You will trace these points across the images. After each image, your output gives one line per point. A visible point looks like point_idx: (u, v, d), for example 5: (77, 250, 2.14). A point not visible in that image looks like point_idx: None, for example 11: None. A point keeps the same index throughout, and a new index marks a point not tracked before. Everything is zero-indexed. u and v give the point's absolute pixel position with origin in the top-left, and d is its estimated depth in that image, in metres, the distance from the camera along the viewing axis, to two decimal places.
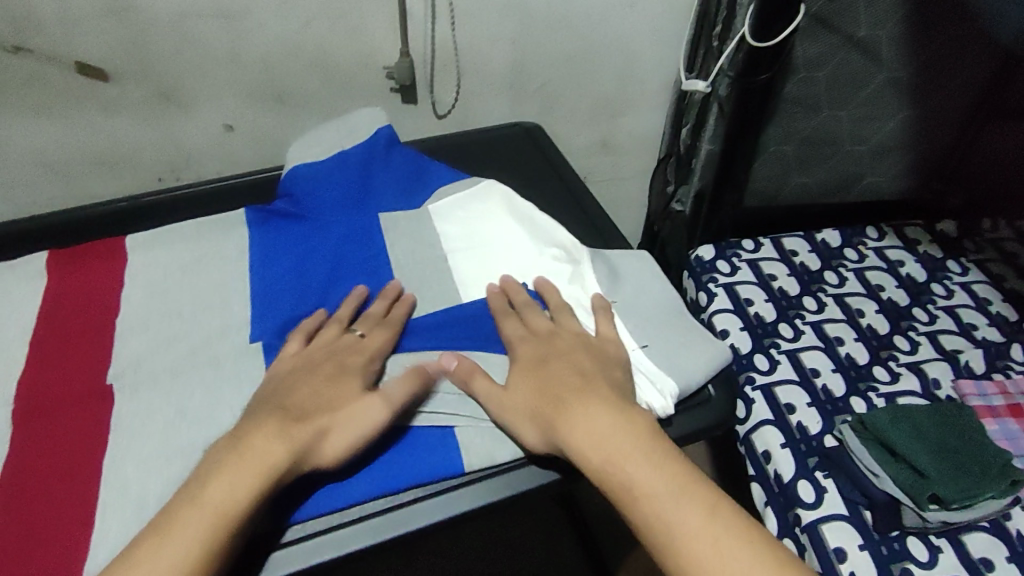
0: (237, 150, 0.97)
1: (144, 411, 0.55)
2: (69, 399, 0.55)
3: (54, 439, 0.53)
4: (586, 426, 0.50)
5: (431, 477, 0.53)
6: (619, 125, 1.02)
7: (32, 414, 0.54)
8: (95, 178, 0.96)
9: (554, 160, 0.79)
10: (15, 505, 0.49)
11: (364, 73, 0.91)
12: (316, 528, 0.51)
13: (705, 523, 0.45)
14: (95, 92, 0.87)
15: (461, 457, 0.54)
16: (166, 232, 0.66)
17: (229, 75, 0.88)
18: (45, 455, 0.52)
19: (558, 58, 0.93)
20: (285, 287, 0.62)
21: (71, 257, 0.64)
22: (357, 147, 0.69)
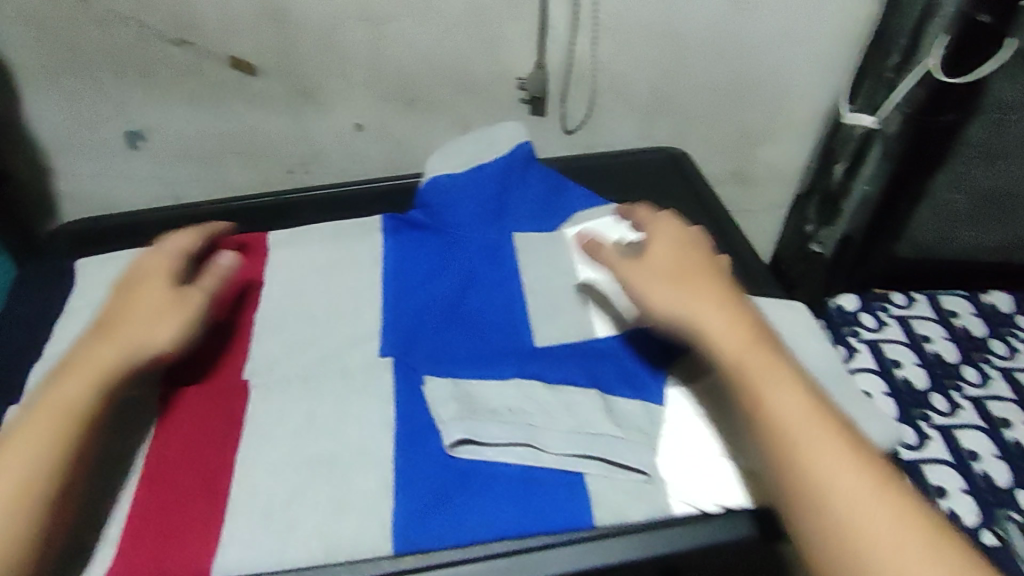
0: (365, 149, 0.98)
1: (277, 413, 0.55)
2: (205, 394, 0.57)
3: (190, 429, 0.54)
4: (718, 330, 0.50)
5: (557, 528, 0.50)
6: (756, 153, 0.96)
7: (171, 404, 0.56)
8: (233, 165, 1.01)
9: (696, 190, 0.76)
10: (149, 495, 0.50)
11: (498, 82, 0.89)
12: (432, 562, 0.48)
13: (848, 464, 0.44)
14: (244, 85, 0.91)
15: (591, 513, 0.50)
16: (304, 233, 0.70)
17: (367, 76, 0.90)
18: (180, 447, 0.53)
19: (699, 80, 0.88)
20: (416, 296, 0.63)
21: (217, 249, 0.68)
22: (495, 159, 0.69)
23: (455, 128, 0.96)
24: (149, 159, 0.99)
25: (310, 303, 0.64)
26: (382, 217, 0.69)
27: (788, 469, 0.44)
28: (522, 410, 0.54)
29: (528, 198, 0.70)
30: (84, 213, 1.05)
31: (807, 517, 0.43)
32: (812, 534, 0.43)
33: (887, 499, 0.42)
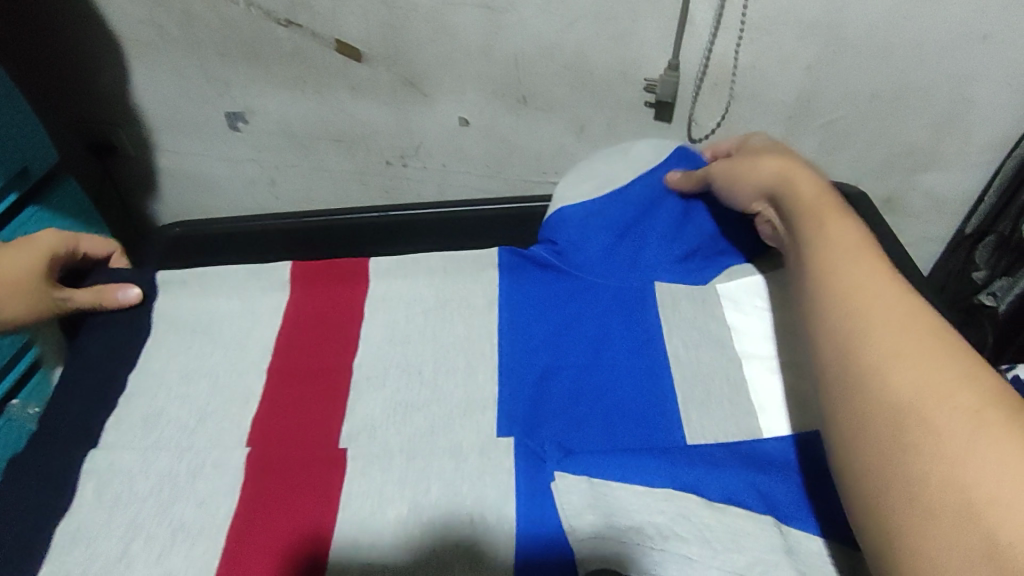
0: (467, 145, 0.91)
1: (376, 494, 0.51)
2: (298, 459, 0.54)
3: (281, 498, 0.51)
4: (829, 241, 0.45)
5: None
6: (918, 181, 0.82)
7: (264, 467, 0.53)
8: (329, 153, 0.96)
9: None
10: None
11: (622, 82, 0.79)
12: None
13: (944, 382, 0.34)
14: (348, 71, 0.85)
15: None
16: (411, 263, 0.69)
17: (478, 69, 0.82)
18: (269, 520, 0.50)
19: (863, 93, 0.74)
20: (551, 349, 0.62)
21: (321, 274, 0.69)
22: (638, 183, 0.66)
23: (569, 130, 0.87)
24: (249, 141, 0.96)
25: (418, 362, 0.62)
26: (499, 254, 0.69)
27: (852, 392, 0.37)
28: (676, 535, 0.46)
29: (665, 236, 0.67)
30: (182, 191, 1.04)
31: (868, 443, 0.36)
32: (880, 468, 0.35)
33: (978, 421, 0.32)
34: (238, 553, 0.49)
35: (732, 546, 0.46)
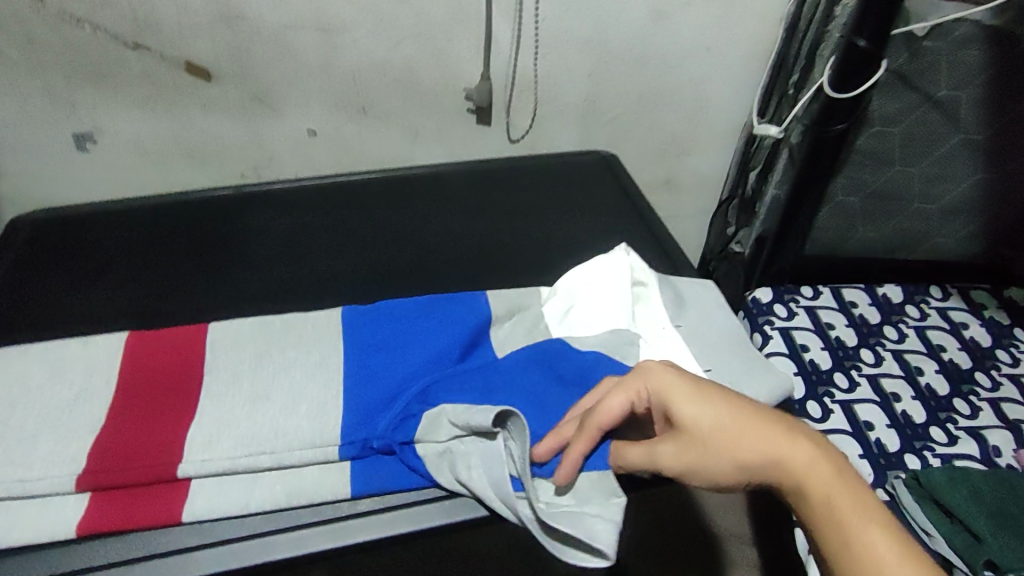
0: (318, 154, 1.01)
1: (229, 378, 0.56)
2: (159, 357, 0.56)
3: (148, 398, 0.54)
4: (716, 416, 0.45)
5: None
6: (684, 163, 1.05)
7: (139, 351, 0.57)
8: (184, 168, 1.00)
9: (621, 183, 0.78)
10: (101, 451, 0.50)
11: (445, 92, 0.94)
12: (390, 504, 0.50)
13: (819, 460, 0.43)
14: (198, 89, 0.91)
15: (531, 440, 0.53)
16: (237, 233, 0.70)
17: (321, 84, 0.93)
18: (146, 399, 0.54)
19: (630, 95, 0.96)
20: (395, 309, 0.60)
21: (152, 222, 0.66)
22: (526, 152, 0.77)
23: (406, 136, 0.99)
24: (97, 162, 0.97)
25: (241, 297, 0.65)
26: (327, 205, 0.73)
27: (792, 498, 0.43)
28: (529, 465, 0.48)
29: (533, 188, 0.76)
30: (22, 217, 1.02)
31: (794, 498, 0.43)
32: None
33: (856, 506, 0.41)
34: (133, 402, 0.53)
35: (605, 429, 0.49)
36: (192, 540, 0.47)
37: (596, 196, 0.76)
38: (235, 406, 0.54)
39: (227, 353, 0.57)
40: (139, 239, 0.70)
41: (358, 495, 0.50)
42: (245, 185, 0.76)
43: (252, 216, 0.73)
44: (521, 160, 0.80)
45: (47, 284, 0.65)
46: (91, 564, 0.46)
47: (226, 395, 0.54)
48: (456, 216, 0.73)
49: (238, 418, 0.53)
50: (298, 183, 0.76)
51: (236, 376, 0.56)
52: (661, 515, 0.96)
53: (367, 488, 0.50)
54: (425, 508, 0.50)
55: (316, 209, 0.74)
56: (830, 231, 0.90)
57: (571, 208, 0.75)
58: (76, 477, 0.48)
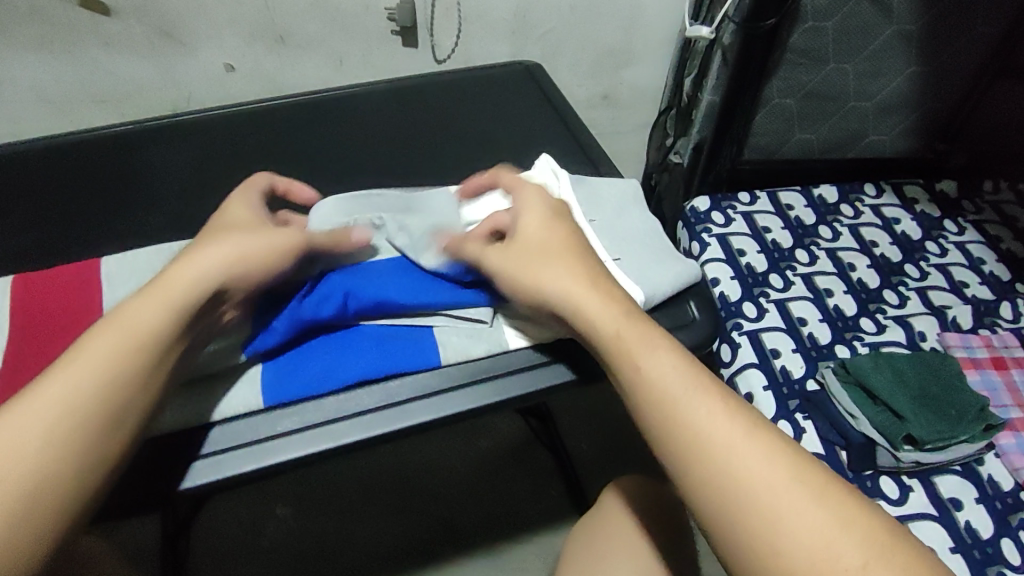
0: (238, 90, 0.94)
1: None
2: (50, 292, 0.49)
3: (42, 337, 0.47)
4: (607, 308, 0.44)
5: (410, 368, 0.47)
6: (621, 76, 1.02)
7: (27, 291, 0.49)
8: (97, 115, 0.91)
9: (548, 90, 0.76)
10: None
11: (366, 13, 0.88)
12: (305, 423, 0.45)
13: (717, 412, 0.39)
14: (97, 27, 0.82)
15: (439, 351, 0.48)
16: (149, 167, 0.64)
17: (232, 13, 0.85)
18: (41, 339, 0.47)
19: (562, 4, 0.91)
20: None
21: (41, 279, 0.50)
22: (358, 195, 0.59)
23: (329, 65, 0.94)
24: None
25: (147, 231, 0.59)
26: (239, 136, 0.68)
27: (697, 465, 0.38)
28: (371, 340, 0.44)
29: (457, 105, 0.73)
30: None
31: (707, 494, 0.37)
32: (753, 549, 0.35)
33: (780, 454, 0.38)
34: (28, 348, 0.46)
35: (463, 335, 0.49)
36: None
37: (525, 109, 0.73)
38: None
39: (127, 278, 0.51)
40: (33, 185, 0.62)
41: (272, 405, 0.45)
42: (148, 117, 0.68)
43: (163, 147, 0.66)
44: (440, 75, 0.77)
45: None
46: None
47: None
48: (375, 137, 0.69)
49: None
50: (205, 113, 0.70)
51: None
52: (614, 426, 0.99)
53: (280, 400, 0.45)
54: (345, 423, 0.45)
55: (229, 137, 0.68)
56: (768, 135, 0.89)
57: (498, 120, 0.72)
58: None
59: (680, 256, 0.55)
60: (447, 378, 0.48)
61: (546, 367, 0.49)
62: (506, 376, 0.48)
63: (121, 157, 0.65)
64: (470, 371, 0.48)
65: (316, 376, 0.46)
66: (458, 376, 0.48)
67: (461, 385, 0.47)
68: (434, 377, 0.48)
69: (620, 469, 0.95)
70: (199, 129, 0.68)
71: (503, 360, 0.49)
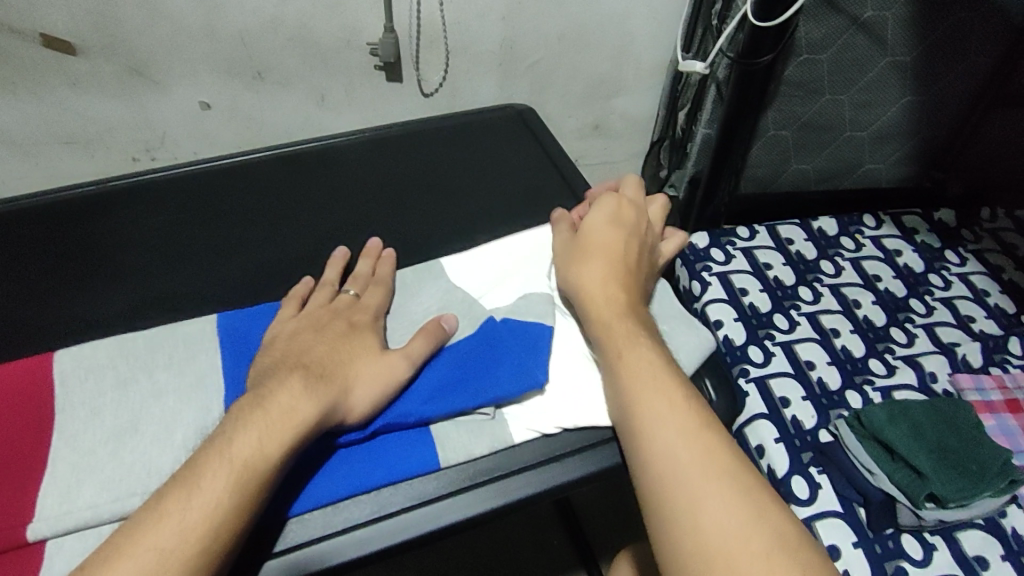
0: (215, 128, 0.89)
1: (88, 419, 0.50)
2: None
3: None
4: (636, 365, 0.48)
5: (418, 471, 0.50)
6: (612, 106, 1.00)
7: None
8: (64, 158, 0.86)
9: (544, 139, 0.78)
10: None
11: (348, 48, 0.85)
12: (330, 529, 0.47)
13: (692, 451, 0.43)
14: (63, 67, 0.78)
15: (437, 454, 0.50)
16: (116, 235, 0.66)
17: (207, 49, 0.81)
18: None
19: (549, 37, 0.89)
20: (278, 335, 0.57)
21: None
22: None
23: (310, 101, 0.90)
24: None
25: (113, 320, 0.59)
26: (231, 202, 0.69)
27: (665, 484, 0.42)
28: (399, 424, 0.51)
29: (454, 162, 0.75)
30: None
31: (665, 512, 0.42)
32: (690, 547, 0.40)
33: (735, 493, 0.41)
34: None
35: (475, 433, 0.52)
36: None
37: (521, 163, 0.75)
38: (97, 444, 0.49)
39: (88, 381, 0.52)
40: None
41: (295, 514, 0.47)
42: (111, 179, 0.70)
43: (126, 211, 0.68)
44: (433, 121, 0.78)
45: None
46: None
47: (88, 439, 0.49)
48: (377, 195, 0.71)
49: (101, 460, 0.48)
50: (169, 169, 0.72)
51: (98, 417, 0.51)
52: None
53: (306, 505, 0.48)
54: (367, 529, 0.48)
55: (225, 200, 0.69)
56: (766, 168, 0.87)
57: (495, 177, 0.73)
58: None
59: (690, 330, 0.57)
60: (459, 479, 0.50)
61: (562, 462, 0.52)
62: (517, 475, 0.51)
63: (77, 225, 0.66)
64: (467, 474, 0.50)
65: (336, 483, 0.48)
66: (467, 476, 0.50)
67: (469, 486, 0.50)
68: (432, 479, 0.50)
69: (624, 516, 0.93)
70: (163, 190, 0.70)
71: (502, 457, 0.51)
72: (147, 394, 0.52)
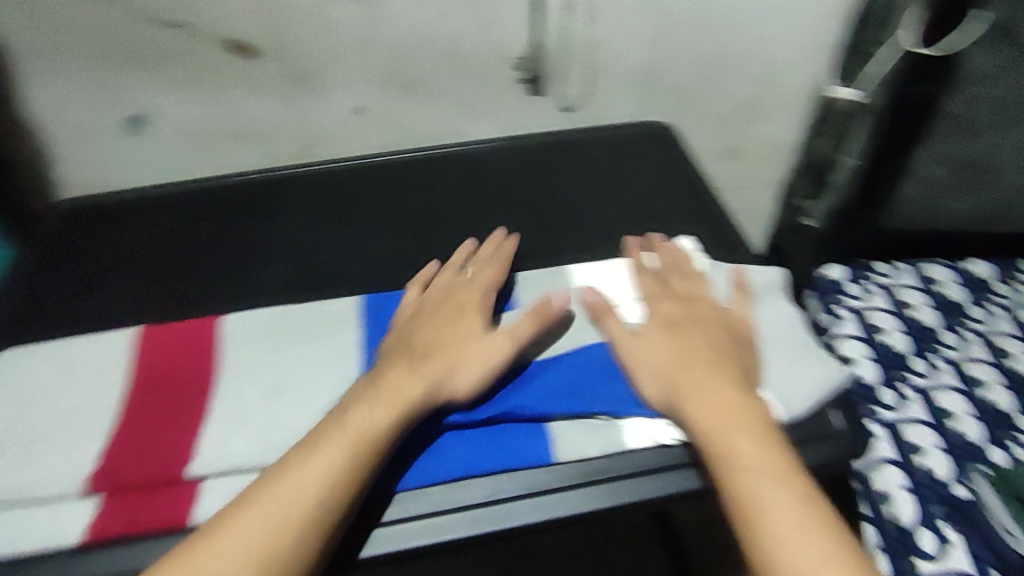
0: (363, 132, 0.96)
1: (244, 378, 0.58)
2: (177, 358, 0.59)
3: (164, 405, 0.56)
4: (701, 409, 0.51)
5: (530, 464, 0.53)
6: (748, 132, 0.99)
7: (159, 355, 0.59)
8: (231, 152, 0.96)
9: (680, 157, 0.79)
10: (123, 455, 0.53)
11: (492, 63, 0.89)
12: (448, 506, 0.51)
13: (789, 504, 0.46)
14: (241, 70, 0.87)
15: (550, 449, 0.53)
16: (281, 222, 0.73)
17: (366, 60, 0.88)
18: (164, 405, 0.56)
19: (685, 59, 0.89)
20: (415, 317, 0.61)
21: (167, 345, 0.60)
22: None
23: (452, 112, 0.95)
24: (146, 146, 0.94)
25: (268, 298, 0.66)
26: (379, 196, 0.75)
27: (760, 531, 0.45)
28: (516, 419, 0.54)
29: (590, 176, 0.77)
30: None
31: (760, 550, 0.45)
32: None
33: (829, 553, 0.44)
34: (153, 413, 0.56)
35: (588, 436, 0.54)
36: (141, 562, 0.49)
37: (657, 181, 0.76)
38: (254, 400, 0.56)
39: (246, 344, 0.60)
40: (173, 238, 0.72)
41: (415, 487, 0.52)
42: (269, 169, 0.77)
43: (289, 198, 0.75)
44: (572, 136, 0.81)
45: (108, 289, 0.67)
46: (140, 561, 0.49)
47: (245, 396, 0.57)
48: (518, 200, 0.74)
49: (253, 413, 0.55)
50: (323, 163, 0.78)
51: (254, 377, 0.58)
52: None
53: (428, 480, 0.52)
54: (486, 510, 0.51)
55: (375, 194, 0.75)
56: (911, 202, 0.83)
57: (630, 193, 0.75)
58: (95, 478, 0.52)
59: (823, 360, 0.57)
60: (570, 476, 0.53)
61: (669, 475, 0.53)
62: (623, 480, 0.53)
63: (244, 207, 0.74)
64: (576, 472, 0.53)
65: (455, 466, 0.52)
66: (578, 474, 0.53)
67: (578, 484, 0.52)
68: (544, 473, 0.53)
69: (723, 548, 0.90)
70: (320, 181, 0.76)
71: (612, 461, 0.53)
72: (301, 362, 0.59)
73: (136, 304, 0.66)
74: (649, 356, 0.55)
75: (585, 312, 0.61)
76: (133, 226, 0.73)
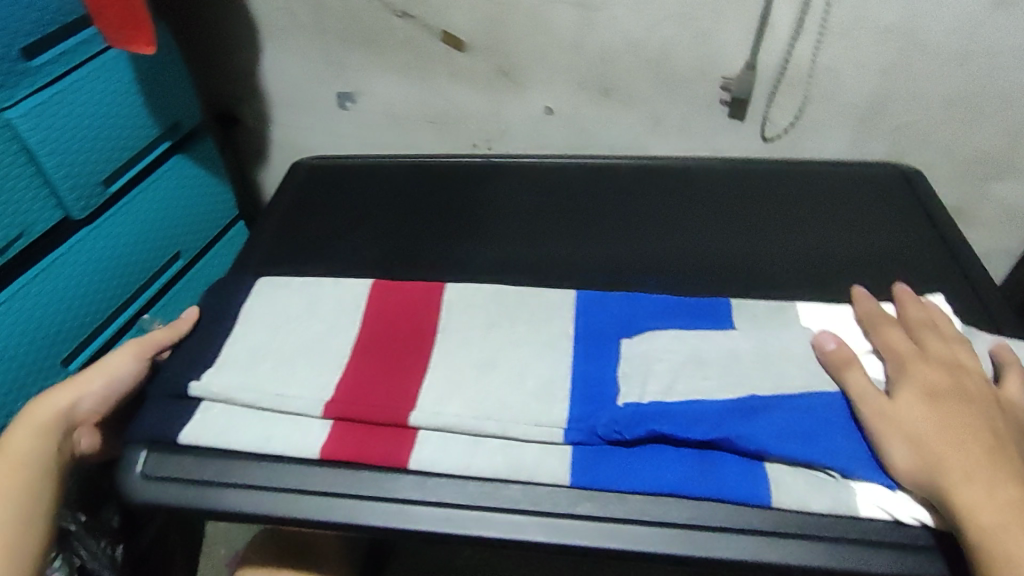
0: (550, 133, 0.96)
1: (459, 346, 0.62)
2: (408, 313, 0.65)
3: (389, 353, 0.61)
4: (979, 500, 0.45)
5: (727, 497, 0.51)
6: (985, 190, 0.86)
7: (394, 307, 0.65)
8: (424, 135, 1.01)
9: (929, 206, 0.72)
10: (352, 387, 0.59)
11: (701, 78, 0.85)
12: (625, 514, 0.52)
13: None
14: (450, 59, 0.91)
15: (771, 493, 0.51)
16: (496, 208, 0.77)
17: (571, 61, 0.88)
18: (392, 351, 0.62)
19: (927, 99, 0.79)
20: (632, 320, 0.62)
21: (400, 301, 0.66)
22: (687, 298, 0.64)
23: (644, 124, 0.92)
24: (353, 120, 1.01)
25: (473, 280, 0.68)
26: (590, 198, 0.77)
27: None
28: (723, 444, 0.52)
29: (815, 210, 0.72)
30: (283, 163, 1.10)
31: None
32: None
33: None
34: (380, 354, 0.61)
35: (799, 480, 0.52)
36: (341, 489, 0.55)
37: (892, 227, 0.70)
38: (464, 368, 0.60)
39: (465, 315, 0.64)
40: (404, 205, 0.79)
41: (582, 485, 0.53)
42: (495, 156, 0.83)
43: (507, 186, 0.80)
44: (804, 164, 0.78)
45: (348, 240, 0.75)
46: (349, 489, 0.55)
47: (461, 360, 0.61)
48: (737, 220, 0.72)
49: (466, 382, 0.59)
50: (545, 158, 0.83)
51: (468, 345, 0.62)
52: None
53: (595, 482, 0.53)
54: (654, 530, 0.51)
55: (585, 195, 0.78)
56: None
57: (859, 234, 0.69)
58: (325, 405, 0.58)
59: None
60: (765, 520, 0.51)
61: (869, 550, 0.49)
62: (817, 540, 0.50)
63: (470, 186, 0.81)
64: (768, 520, 0.51)
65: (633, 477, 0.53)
66: (773, 522, 0.51)
67: (770, 531, 0.50)
68: (743, 510, 0.51)
69: None
70: (541, 174, 0.81)
71: (805, 518, 0.51)
72: (506, 340, 0.62)
73: (364, 257, 0.73)
74: (910, 424, 0.50)
75: (821, 361, 0.56)
76: (367, 186, 0.82)
